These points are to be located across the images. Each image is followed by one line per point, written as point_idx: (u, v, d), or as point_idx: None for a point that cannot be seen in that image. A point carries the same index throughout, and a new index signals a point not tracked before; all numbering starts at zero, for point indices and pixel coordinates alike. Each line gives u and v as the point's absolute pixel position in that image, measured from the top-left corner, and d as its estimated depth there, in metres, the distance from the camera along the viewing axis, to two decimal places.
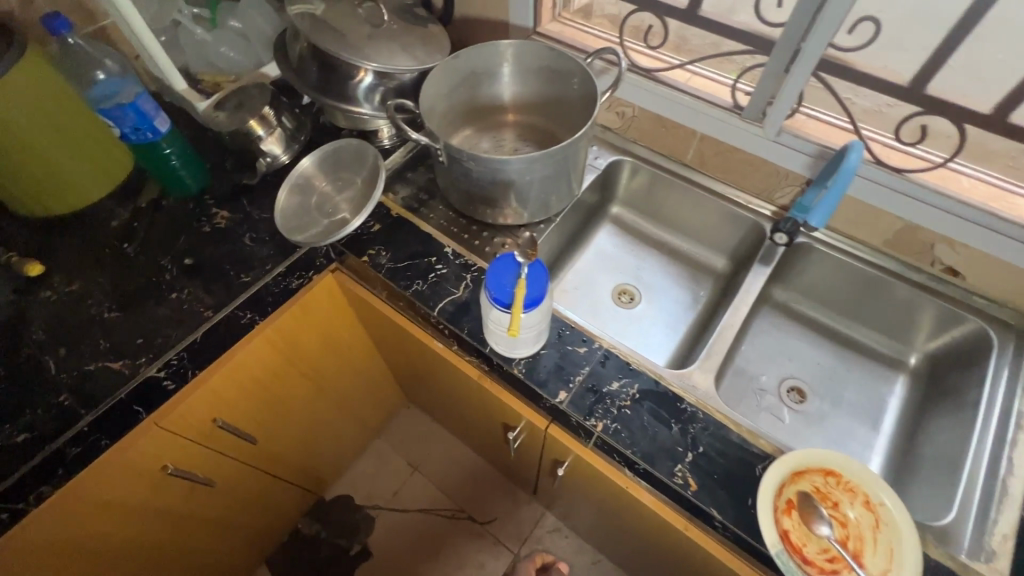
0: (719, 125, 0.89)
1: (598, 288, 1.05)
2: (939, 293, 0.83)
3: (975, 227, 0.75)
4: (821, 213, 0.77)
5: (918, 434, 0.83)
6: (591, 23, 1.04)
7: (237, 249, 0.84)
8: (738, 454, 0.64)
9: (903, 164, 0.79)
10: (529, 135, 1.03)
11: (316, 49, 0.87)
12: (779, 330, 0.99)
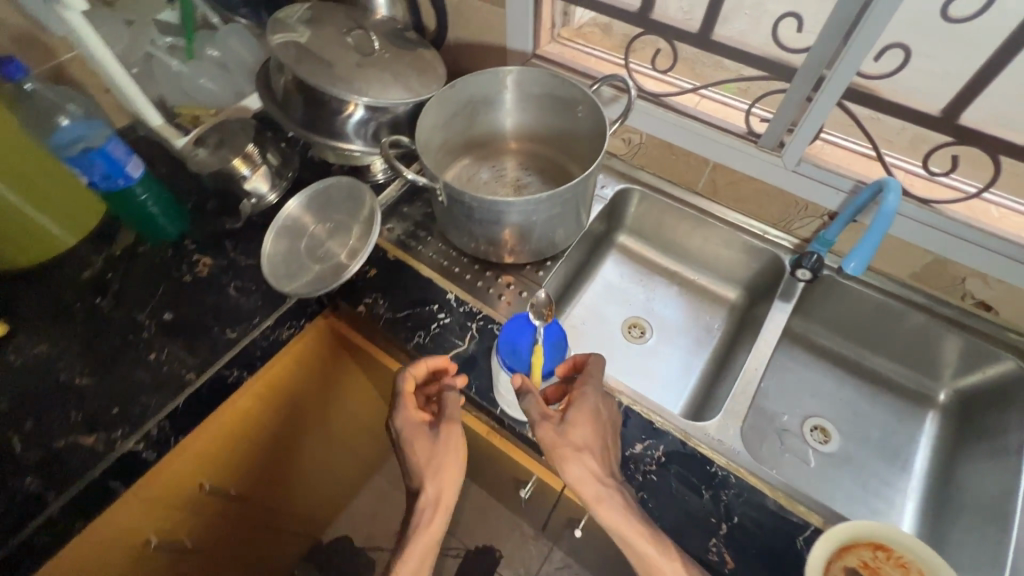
0: (733, 153, 0.84)
1: (606, 322, 0.99)
2: (972, 329, 0.79)
3: (1013, 263, 0.71)
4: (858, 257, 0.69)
5: (954, 477, 0.79)
6: (592, 45, 0.99)
7: (221, 301, 0.77)
8: (778, 524, 0.60)
9: (935, 195, 0.75)
10: (530, 164, 0.98)
11: (301, 82, 0.81)
12: (799, 365, 0.94)
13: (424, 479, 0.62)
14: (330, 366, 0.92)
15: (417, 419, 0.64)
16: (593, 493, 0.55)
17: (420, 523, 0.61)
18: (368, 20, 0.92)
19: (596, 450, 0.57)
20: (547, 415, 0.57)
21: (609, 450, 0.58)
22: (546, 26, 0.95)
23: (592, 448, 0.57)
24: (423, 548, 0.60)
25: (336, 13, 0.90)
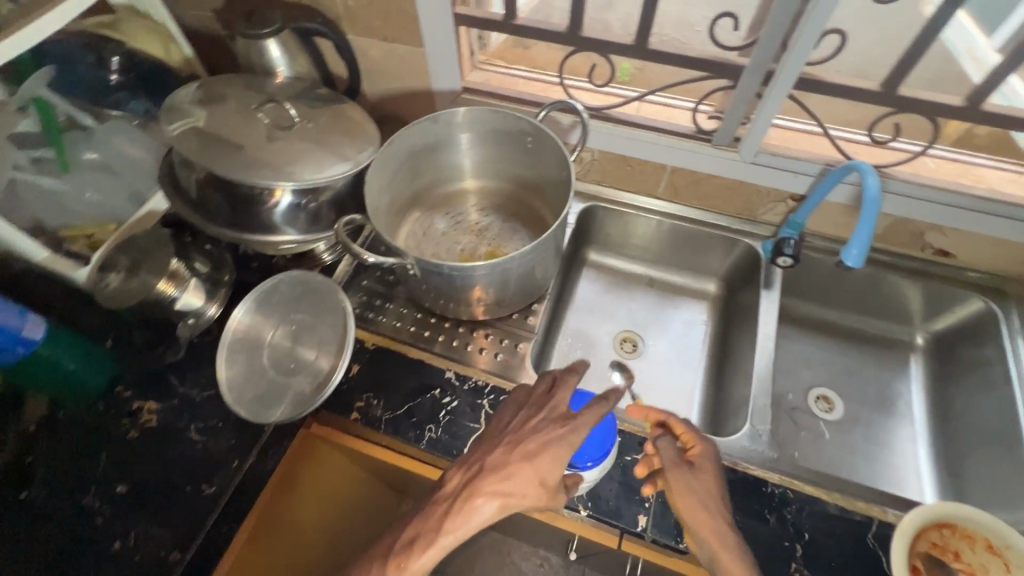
0: (689, 155, 0.83)
1: (599, 346, 0.95)
2: (935, 276, 0.85)
3: (967, 211, 0.76)
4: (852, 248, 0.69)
5: (952, 416, 0.84)
6: (517, 66, 0.94)
7: (184, 452, 0.65)
8: (845, 528, 0.60)
9: (886, 160, 0.78)
10: (485, 203, 0.92)
11: (216, 176, 0.69)
12: (789, 341, 0.96)
13: (523, 456, 0.53)
14: (353, 484, 0.80)
15: (564, 411, 0.56)
16: (718, 545, 0.52)
17: (497, 485, 0.52)
18: (271, 85, 0.81)
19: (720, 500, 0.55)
20: (679, 461, 0.57)
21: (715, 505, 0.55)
22: (466, 55, 0.89)
23: (714, 497, 0.55)
24: (499, 502, 0.51)
25: (231, 86, 0.79)
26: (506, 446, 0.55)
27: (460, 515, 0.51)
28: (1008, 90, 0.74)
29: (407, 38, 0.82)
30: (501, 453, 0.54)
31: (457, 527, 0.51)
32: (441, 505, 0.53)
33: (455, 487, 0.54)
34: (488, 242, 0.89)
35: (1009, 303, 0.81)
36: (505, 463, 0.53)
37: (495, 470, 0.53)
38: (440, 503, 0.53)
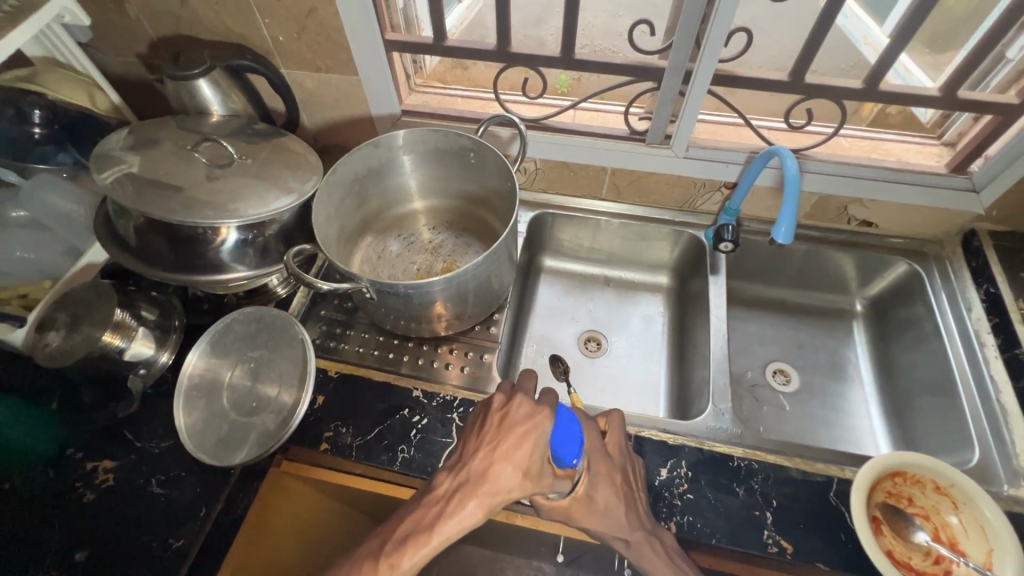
0: (626, 155, 0.87)
1: (564, 347, 0.97)
2: (863, 245, 0.91)
3: (880, 183, 0.82)
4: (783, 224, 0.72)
5: (895, 375, 0.89)
6: (454, 86, 0.97)
7: (146, 508, 0.62)
8: (809, 490, 0.63)
9: (805, 143, 0.84)
10: (437, 221, 0.93)
11: (155, 220, 0.68)
12: (742, 322, 1.01)
13: (502, 451, 0.51)
14: (333, 521, 0.79)
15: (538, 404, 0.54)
16: (651, 554, 0.56)
17: (484, 487, 0.49)
18: (206, 125, 0.80)
19: (638, 509, 0.58)
20: (609, 472, 0.58)
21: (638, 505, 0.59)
22: (402, 79, 0.91)
23: (634, 509, 0.58)
24: (486, 504, 0.49)
25: (164, 128, 0.78)
26: (487, 444, 0.52)
27: (450, 516, 0.48)
28: (901, 69, 0.83)
29: (341, 67, 0.83)
30: (486, 453, 0.51)
31: (446, 530, 0.48)
32: (430, 509, 0.50)
33: (445, 489, 0.50)
34: (443, 259, 0.90)
35: (930, 263, 0.88)
36: (490, 464, 0.50)
37: (482, 468, 0.50)
38: (429, 506, 0.50)
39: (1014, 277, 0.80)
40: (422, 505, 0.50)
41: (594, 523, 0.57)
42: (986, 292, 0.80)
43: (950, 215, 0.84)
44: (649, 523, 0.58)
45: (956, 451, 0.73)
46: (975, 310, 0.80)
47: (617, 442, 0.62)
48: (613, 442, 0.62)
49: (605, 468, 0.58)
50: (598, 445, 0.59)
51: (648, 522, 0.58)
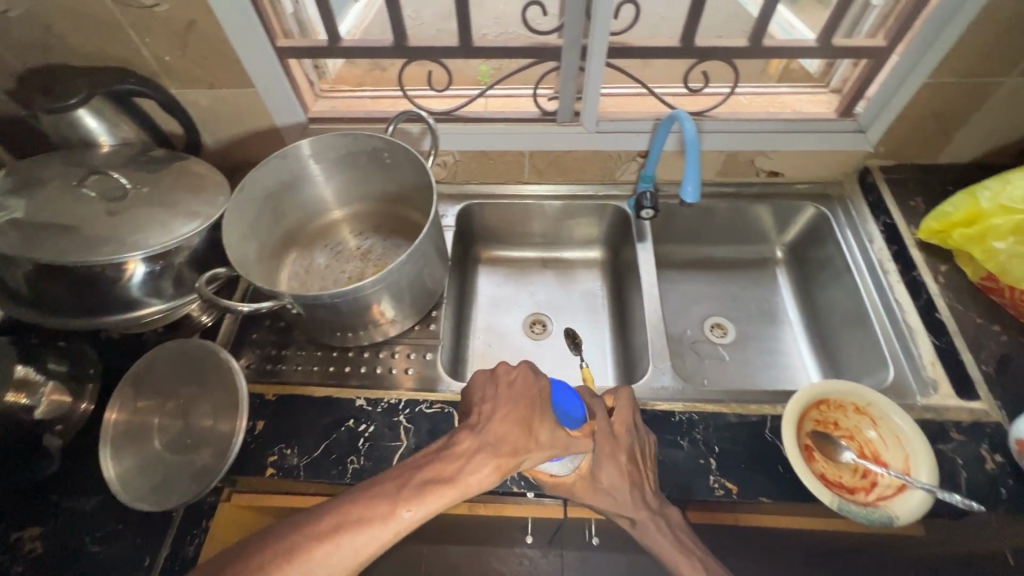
0: (539, 137, 0.88)
1: (510, 334, 0.98)
2: (774, 195, 0.97)
3: (779, 134, 0.87)
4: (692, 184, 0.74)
5: (819, 312, 0.95)
6: (361, 88, 0.95)
7: (83, 568, 0.59)
8: (746, 431, 0.66)
9: (706, 104, 0.88)
10: (363, 226, 0.91)
11: (46, 266, 0.63)
12: (676, 283, 1.05)
13: (526, 420, 0.52)
14: None
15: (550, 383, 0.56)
16: (658, 538, 0.57)
17: (508, 450, 0.50)
18: (94, 157, 0.75)
19: (644, 490, 0.58)
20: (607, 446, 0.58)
21: (647, 480, 0.59)
22: (303, 86, 0.88)
23: (641, 489, 0.58)
24: (507, 463, 0.50)
25: (48, 167, 0.72)
26: (507, 407, 0.52)
27: (470, 468, 0.49)
28: (785, 24, 0.88)
29: (234, 80, 0.80)
30: (513, 417, 0.52)
31: (468, 487, 0.48)
32: (454, 461, 0.49)
33: (466, 446, 0.50)
34: (373, 264, 0.87)
35: (834, 204, 0.93)
36: (516, 428, 0.51)
37: (511, 433, 0.51)
38: (449, 458, 0.50)
39: (906, 207, 0.86)
40: (443, 457, 0.49)
41: (598, 499, 0.58)
42: (884, 223, 0.87)
43: (846, 156, 0.90)
44: (656, 502, 0.58)
45: (873, 373, 0.79)
46: (877, 241, 0.86)
47: (624, 418, 0.61)
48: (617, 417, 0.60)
49: (607, 447, 0.57)
50: (604, 424, 0.58)
51: (654, 501, 0.58)
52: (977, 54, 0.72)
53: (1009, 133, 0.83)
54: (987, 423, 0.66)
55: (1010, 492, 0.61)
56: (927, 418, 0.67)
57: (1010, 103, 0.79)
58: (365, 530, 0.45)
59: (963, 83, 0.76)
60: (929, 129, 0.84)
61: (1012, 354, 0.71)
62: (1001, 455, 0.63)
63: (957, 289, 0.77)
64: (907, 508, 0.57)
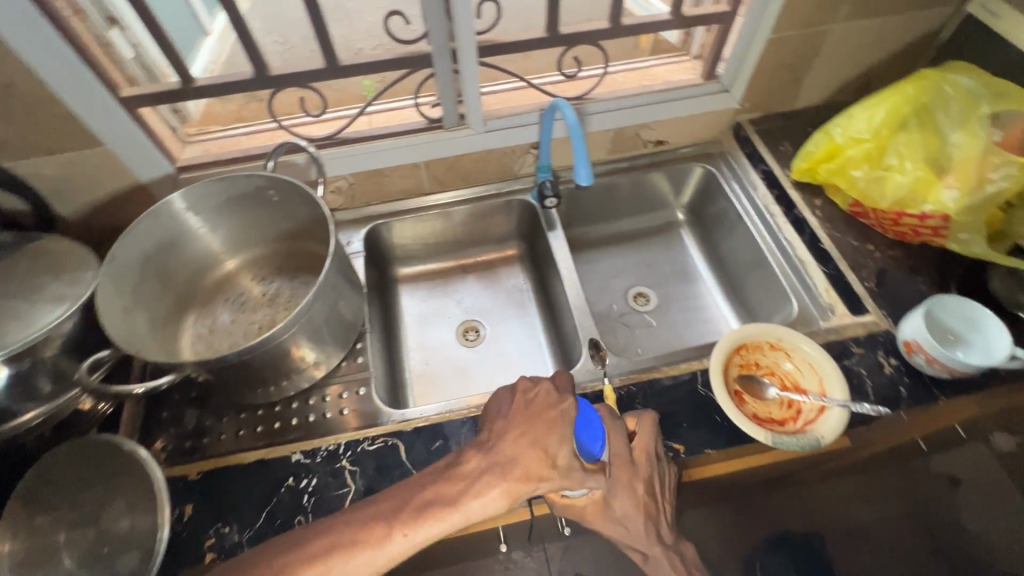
0: (429, 145, 0.87)
1: (444, 348, 0.97)
2: (664, 162, 1.02)
3: (655, 105, 0.92)
4: (583, 166, 0.75)
5: (725, 263, 1.01)
6: (230, 125, 0.88)
7: None
8: (681, 389, 0.70)
9: (583, 88, 0.90)
10: (264, 270, 0.86)
11: None
12: (594, 263, 1.08)
13: (537, 435, 0.57)
14: None
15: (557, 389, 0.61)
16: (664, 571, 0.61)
17: (514, 474, 0.54)
18: None
19: (660, 527, 0.60)
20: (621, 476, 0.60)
21: (664, 514, 0.61)
22: (164, 134, 0.80)
23: (653, 525, 0.60)
24: (511, 489, 0.53)
25: None
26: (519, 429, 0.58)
27: (471, 493, 0.53)
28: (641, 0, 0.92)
29: (80, 141, 0.72)
30: (518, 437, 0.57)
31: (469, 510, 0.53)
32: (456, 482, 0.54)
33: (471, 467, 0.55)
34: (283, 308, 0.82)
35: (718, 160, 1.00)
36: (521, 448, 0.56)
37: (514, 456, 0.55)
38: (453, 480, 0.55)
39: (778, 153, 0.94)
40: (444, 479, 0.55)
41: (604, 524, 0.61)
42: (762, 171, 0.94)
43: (719, 115, 0.96)
44: (670, 538, 0.61)
45: (780, 309, 0.86)
46: (760, 188, 0.93)
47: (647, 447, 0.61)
48: (639, 447, 0.62)
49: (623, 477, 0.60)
50: (622, 450, 0.60)
51: (667, 539, 0.61)
52: (806, 7, 0.80)
53: (846, 72, 0.93)
54: (880, 332, 0.73)
55: (909, 389, 0.68)
56: (831, 340, 0.74)
57: (841, 46, 0.88)
58: (359, 553, 0.51)
59: (800, 35, 0.84)
60: (782, 79, 0.91)
61: (887, 267, 0.79)
62: (895, 358, 0.71)
63: (832, 218, 0.85)
64: (830, 424, 0.62)
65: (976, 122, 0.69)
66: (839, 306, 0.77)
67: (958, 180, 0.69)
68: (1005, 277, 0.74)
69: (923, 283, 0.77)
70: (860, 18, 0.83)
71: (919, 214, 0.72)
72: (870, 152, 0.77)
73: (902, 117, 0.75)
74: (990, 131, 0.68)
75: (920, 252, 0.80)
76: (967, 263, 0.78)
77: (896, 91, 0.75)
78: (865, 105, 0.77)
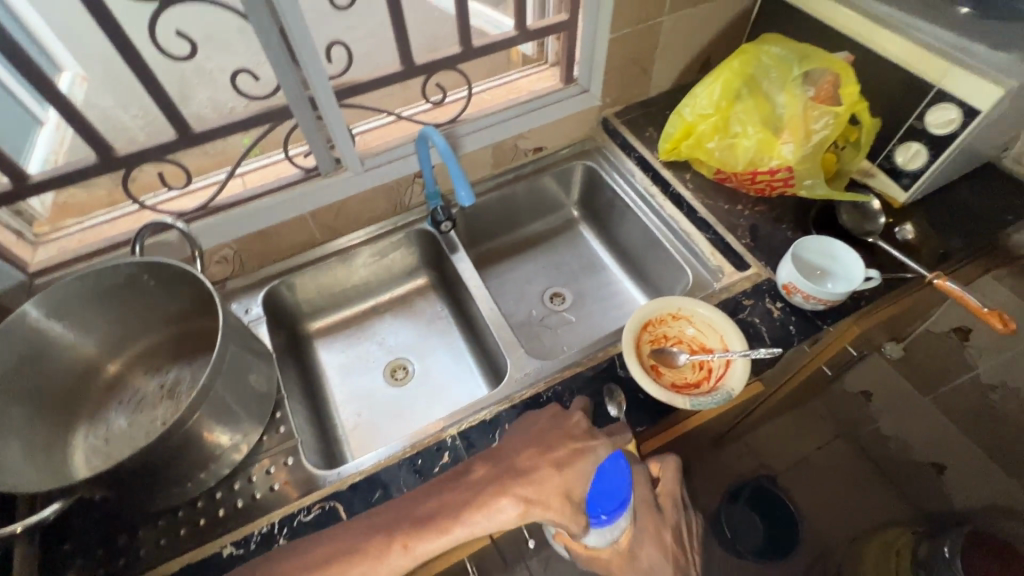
0: (310, 195, 0.85)
1: (374, 395, 0.95)
2: (547, 166, 1.06)
3: (524, 114, 0.96)
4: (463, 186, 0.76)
5: (623, 249, 1.07)
6: (84, 216, 0.81)
7: None
8: (604, 378, 0.72)
9: (452, 112, 0.92)
10: (156, 361, 0.79)
11: None
12: (505, 275, 1.10)
13: (547, 453, 0.60)
14: None
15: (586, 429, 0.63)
16: None
17: (520, 481, 0.57)
18: None
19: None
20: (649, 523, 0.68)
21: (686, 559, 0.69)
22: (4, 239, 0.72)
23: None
24: (520, 503, 0.56)
25: None
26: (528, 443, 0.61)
27: (477, 509, 0.55)
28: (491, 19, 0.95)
29: None
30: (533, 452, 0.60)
31: (476, 523, 0.55)
32: (465, 491, 0.57)
33: (479, 476, 0.59)
34: (186, 397, 0.76)
35: (595, 155, 1.05)
36: (534, 465, 0.59)
37: (524, 472, 0.58)
38: (462, 489, 0.58)
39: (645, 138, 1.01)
40: (453, 488, 0.58)
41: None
42: (635, 158, 1.00)
43: (585, 114, 1.02)
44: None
45: (680, 280, 0.92)
46: (637, 174, 0.99)
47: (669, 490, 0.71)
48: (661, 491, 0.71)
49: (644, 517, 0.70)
50: (648, 496, 0.68)
51: None
52: (633, 5, 0.87)
53: (685, 57, 1.02)
54: (763, 281, 0.80)
55: (797, 326, 0.75)
56: (724, 298, 0.80)
57: (674, 34, 0.96)
58: (361, 562, 0.53)
59: (636, 30, 0.92)
60: (631, 71, 0.99)
61: (756, 222, 0.87)
62: (781, 301, 0.78)
63: (702, 188, 0.93)
64: (737, 375, 0.67)
65: (794, 82, 0.77)
66: (724, 267, 0.84)
67: (791, 135, 0.77)
68: (850, 209, 0.84)
69: (788, 229, 0.85)
70: (682, 7, 0.92)
71: (769, 171, 0.80)
72: (717, 125, 0.84)
73: (735, 88, 0.83)
74: (806, 87, 0.77)
75: (780, 202, 0.89)
76: (820, 204, 0.87)
77: (724, 66, 0.84)
78: (703, 83, 0.85)
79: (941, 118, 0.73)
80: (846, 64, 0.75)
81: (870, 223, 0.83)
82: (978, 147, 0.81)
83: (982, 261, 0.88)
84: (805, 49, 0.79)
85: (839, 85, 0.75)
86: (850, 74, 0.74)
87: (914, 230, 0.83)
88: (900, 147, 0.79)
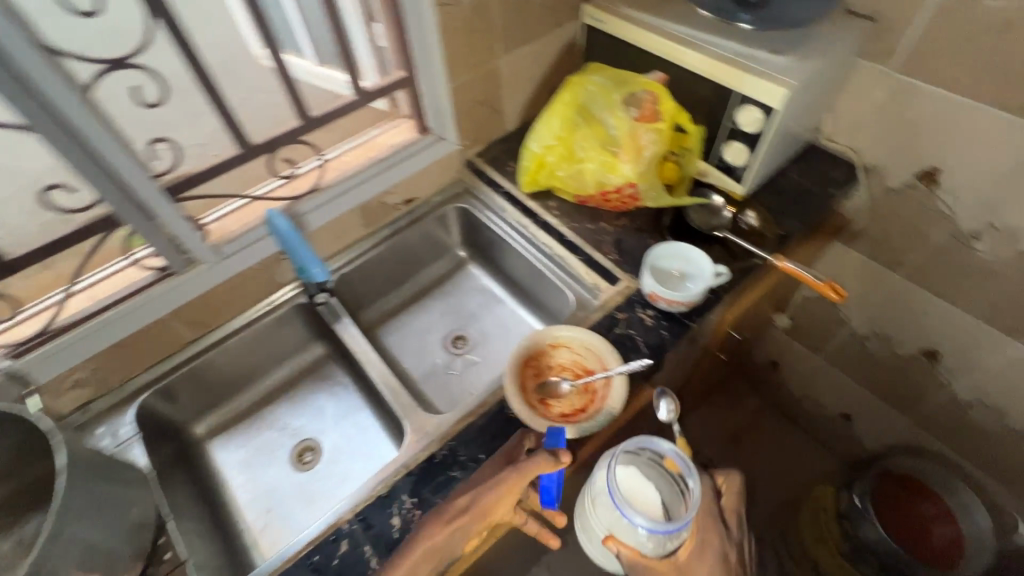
0: (164, 296, 0.80)
1: (281, 488, 0.90)
2: (422, 215, 1.06)
3: (382, 171, 0.96)
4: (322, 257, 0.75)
5: (513, 280, 1.09)
6: None
7: None
8: (497, 420, 0.73)
9: (308, 183, 0.91)
10: (9, 515, 0.70)
11: None
12: (404, 329, 1.09)
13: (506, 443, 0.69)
14: None
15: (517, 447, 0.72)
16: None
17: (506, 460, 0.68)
18: None
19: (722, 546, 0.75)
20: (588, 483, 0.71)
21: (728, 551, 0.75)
22: None
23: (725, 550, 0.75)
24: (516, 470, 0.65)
25: None
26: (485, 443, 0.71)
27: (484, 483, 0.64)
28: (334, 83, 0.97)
29: None
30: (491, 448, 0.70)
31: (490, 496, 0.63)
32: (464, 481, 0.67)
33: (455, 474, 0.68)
34: None
35: (467, 195, 1.07)
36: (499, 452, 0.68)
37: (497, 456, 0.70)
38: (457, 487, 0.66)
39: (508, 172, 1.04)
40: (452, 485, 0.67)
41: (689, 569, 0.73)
42: (503, 193, 1.03)
43: (448, 160, 1.04)
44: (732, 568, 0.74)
45: (562, 306, 0.97)
46: (507, 208, 1.01)
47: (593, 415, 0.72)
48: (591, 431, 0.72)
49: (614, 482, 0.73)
50: (711, 505, 0.80)
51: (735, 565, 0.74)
52: (464, 54, 0.90)
53: (531, 91, 1.07)
54: (634, 292, 0.84)
55: (669, 330, 0.79)
56: (601, 316, 0.83)
57: (514, 73, 1.01)
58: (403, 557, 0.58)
59: (476, 75, 0.95)
60: (482, 113, 1.02)
61: (620, 236, 0.92)
62: (651, 309, 0.82)
63: (567, 212, 0.97)
64: (616, 394, 0.71)
65: (617, 106, 0.85)
66: (596, 286, 0.88)
67: (625, 154, 0.84)
68: (697, 209, 0.91)
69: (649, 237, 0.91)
70: (513, 48, 0.96)
71: (614, 188, 0.87)
72: (563, 154, 0.91)
73: (571, 119, 0.90)
74: (628, 109, 0.85)
75: (639, 213, 0.94)
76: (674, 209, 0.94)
77: (563, 99, 0.91)
78: (542, 118, 0.91)
79: (748, 118, 0.81)
80: (656, 83, 0.83)
81: (715, 219, 0.90)
82: (794, 132, 0.90)
83: (819, 232, 0.97)
84: (622, 74, 0.87)
85: (656, 102, 0.83)
86: (668, 99, 0.83)
87: (757, 216, 0.91)
88: (726, 147, 0.87)
